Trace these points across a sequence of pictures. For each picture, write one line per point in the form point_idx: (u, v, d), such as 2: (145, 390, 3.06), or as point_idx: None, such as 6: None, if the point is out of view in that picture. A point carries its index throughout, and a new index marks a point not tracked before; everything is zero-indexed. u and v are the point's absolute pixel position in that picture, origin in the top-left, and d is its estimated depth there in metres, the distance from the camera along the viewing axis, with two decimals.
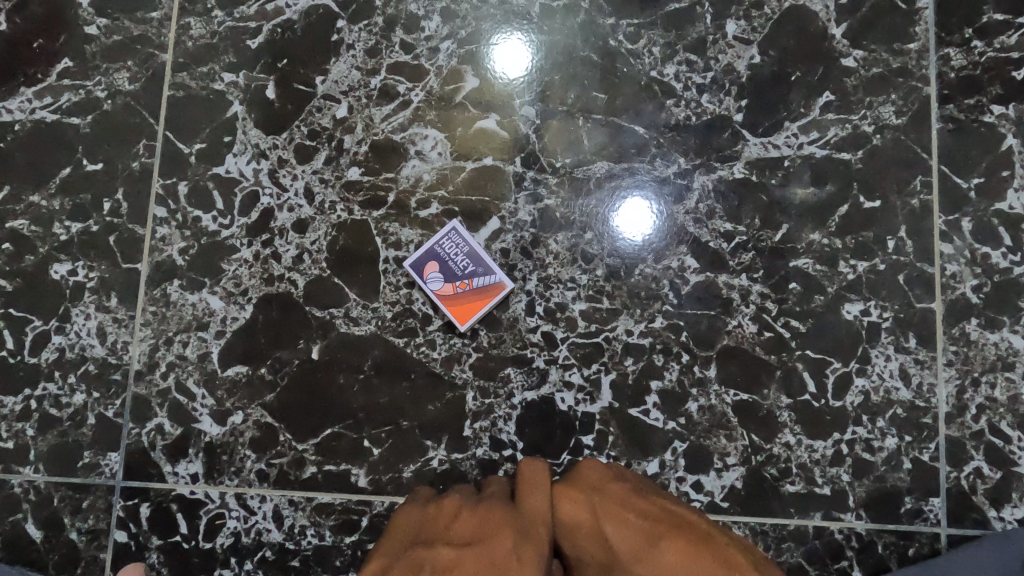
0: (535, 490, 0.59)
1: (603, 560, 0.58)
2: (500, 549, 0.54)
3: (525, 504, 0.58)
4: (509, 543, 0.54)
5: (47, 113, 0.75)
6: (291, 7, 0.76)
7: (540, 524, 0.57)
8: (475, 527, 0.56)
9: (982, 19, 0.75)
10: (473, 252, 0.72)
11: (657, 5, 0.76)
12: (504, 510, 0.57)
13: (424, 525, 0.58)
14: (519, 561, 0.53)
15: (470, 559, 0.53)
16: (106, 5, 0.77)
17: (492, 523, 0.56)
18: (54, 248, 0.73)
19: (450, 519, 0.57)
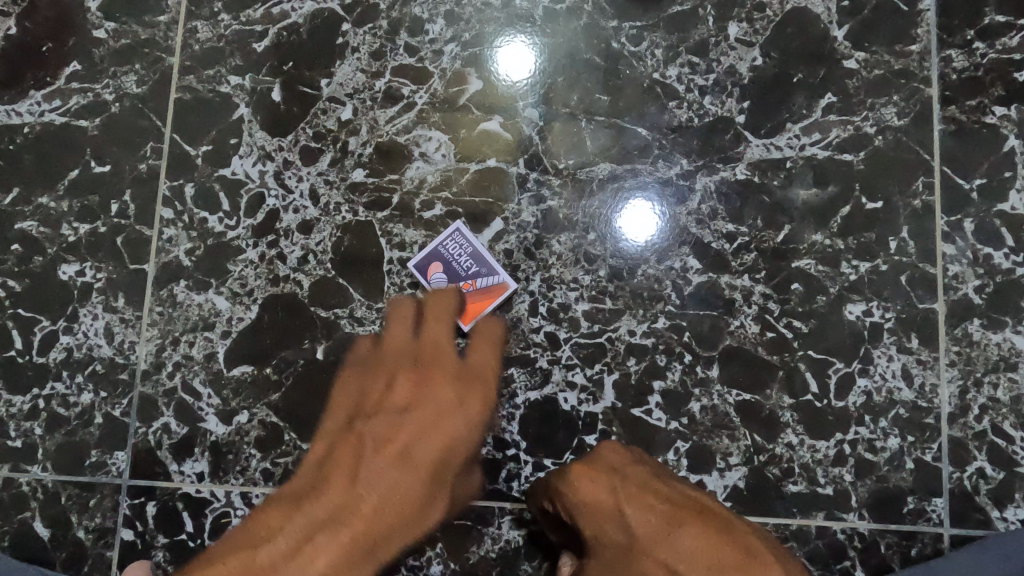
0: (484, 347, 0.68)
1: (622, 543, 0.57)
2: (442, 413, 0.63)
3: (470, 358, 0.67)
4: (450, 408, 0.63)
5: (56, 115, 0.76)
6: (297, 11, 0.77)
7: (481, 377, 0.66)
8: (413, 389, 0.64)
9: (984, 20, 0.75)
10: (477, 255, 0.73)
11: (660, 7, 0.76)
12: (448, 368, 0.66)
13: (370, 394, 0.66)
14: (458, 425, 0.63)
15: (410, 425, 0.62)
16: (114, 9, 0.78)
17: (430, 386, 0.64)
18: (62, 249, 0.74)
19: (391, 383, 0.65)
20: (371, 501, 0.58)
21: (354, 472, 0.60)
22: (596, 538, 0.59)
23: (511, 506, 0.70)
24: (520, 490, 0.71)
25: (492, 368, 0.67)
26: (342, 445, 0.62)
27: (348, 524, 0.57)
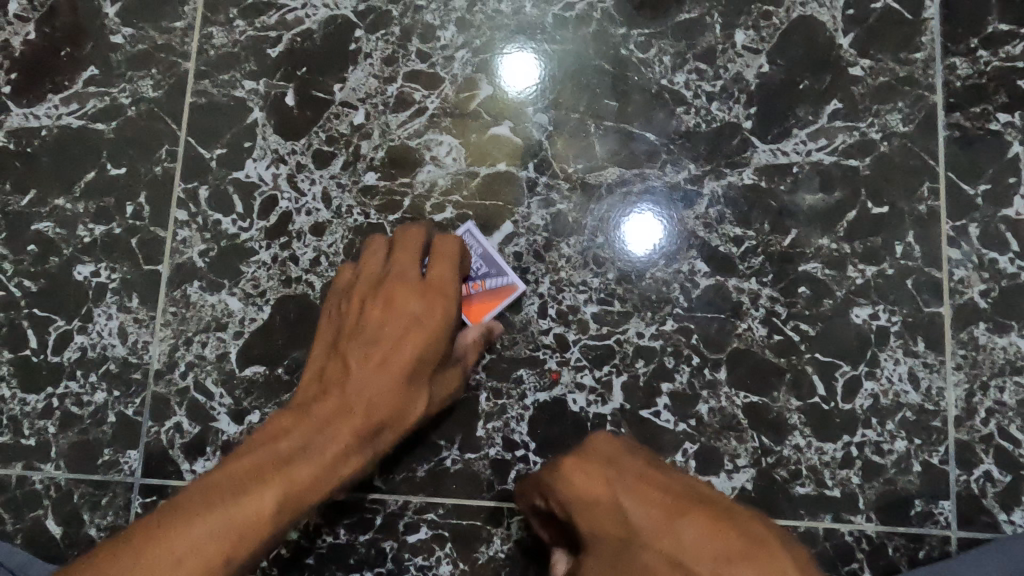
0: (440, 259, 0.69)
1: (622, 535, 0.55)
2: (412, 331, 0.67)
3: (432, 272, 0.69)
4: (417, 326, 0.67)
5: (73, 119, 0.77)
6: (311, 17, 0.78)
7: (446, 286, 0.69)
8: (382, 312, 0.68)
9: (988, 29, 0.76)
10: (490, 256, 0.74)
11: (668, 15, 0.78)
12: (409, 285, 0.69)
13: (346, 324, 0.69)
14: (428, 336, 0.67)
15: (386, 349, 0.66)
16: (131, 15, 0.79)
17: (398, 308, 0.68)
18: (78, 250, 0.75)
19: (363, 307, 0.69)
20: (361, 408, 0.64)
21: (340, 394, 0.65)
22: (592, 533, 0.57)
23: None
24: None
25: (451, 280, 0.69)
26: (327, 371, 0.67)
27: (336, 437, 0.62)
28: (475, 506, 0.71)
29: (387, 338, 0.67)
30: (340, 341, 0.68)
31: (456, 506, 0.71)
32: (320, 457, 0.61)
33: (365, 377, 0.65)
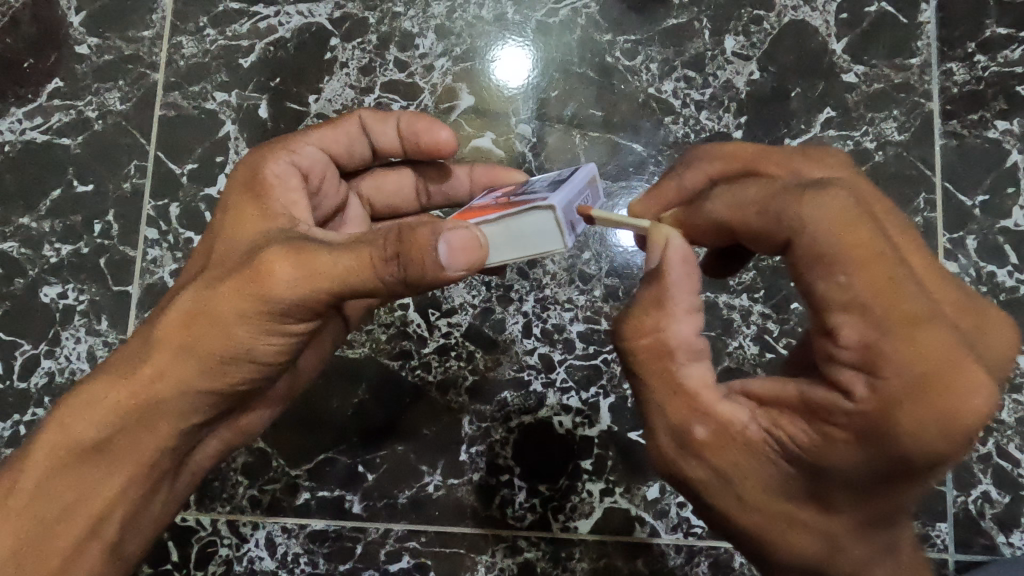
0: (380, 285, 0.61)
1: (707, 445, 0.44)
2: (203, 359, 0.51)
3: (264, 276, 0.48)
4: (206, 347, 0.50)
5: (37, 133, 0.74)
6: (284, 25, 0.76)
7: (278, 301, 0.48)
8: (183, 332, 0.51)
9: (986, 32, 0.73)
10: (563, 179, 0.50)
11: (654, 21, 0.75)
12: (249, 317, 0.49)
13: (213, 281, 0.51)
14: (195, 368, 0.51)
15: (165, 393, 0.52)
16: (98, 25, 0.76)
17: (197, 329, 0.50)
18: (44, 271, 0.72)
19: (185, 322, 0.51)
20: (128, 452, 0.53)
21: (119, 439, 0.52)
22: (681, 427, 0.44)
23: (506, 534, 0.69)
24: (515, 517, 0.69)
25: (285, 290, 0.48)
26: (118, 413, 0.52)
27: (105, 477, 0.53)
28: (458, 534, 0.69)
29: (151, 379, 0.52)
30: (148, 362, 0.52)
31: (440, 533, 0.69)
32: (103, 493, 0.53)
33: (108, 422, 0.52)
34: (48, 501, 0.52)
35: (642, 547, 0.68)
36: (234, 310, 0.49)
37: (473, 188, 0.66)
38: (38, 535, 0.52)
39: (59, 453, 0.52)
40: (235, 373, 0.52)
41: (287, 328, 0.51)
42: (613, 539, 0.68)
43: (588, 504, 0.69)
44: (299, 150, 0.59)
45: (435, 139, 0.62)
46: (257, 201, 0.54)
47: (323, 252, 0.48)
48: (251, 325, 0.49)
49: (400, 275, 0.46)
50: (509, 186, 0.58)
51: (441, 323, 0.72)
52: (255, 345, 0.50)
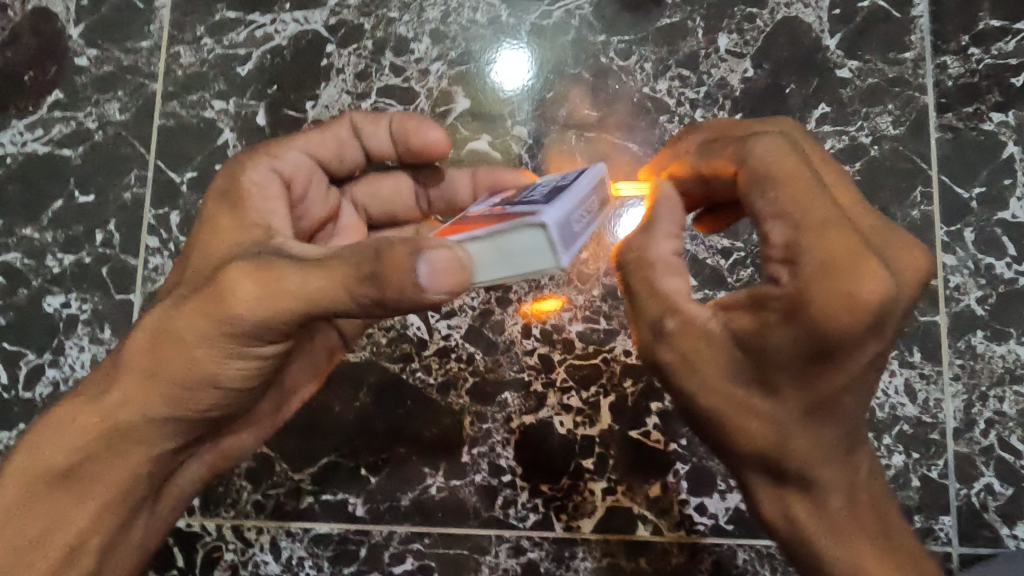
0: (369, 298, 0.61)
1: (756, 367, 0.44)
2: (177, 381, 0.52)
3: (232, 297, 0.49)
4: (178, 369, 0.51)
5: (38, 145, 0.75)
6: (280, 33, 0.76)
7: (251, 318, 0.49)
8: (154, 354, 0.51)
9: (979, 24, 0.74)
10: (565, 188, 0.49)
11: (648, 21, 0.76)
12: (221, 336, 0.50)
13: (182, 301, 0.51)
14: (167, 393, 0.52)
15: (138, 417, 0.52)
16: (96, 36, 0.77)
17: (168, 352, 0.51)
18: (48, 281, 0.73)
19: (155, 344, 0.52)
20: (101, 475, 0.53)
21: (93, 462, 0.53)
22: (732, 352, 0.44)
23: (509, 534, 0.69)
24: (517, 517, 0.69)
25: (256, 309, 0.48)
26: (89, 438, 0.52)
27: (79, 500, 0.53)
28: (462, 535, 0.69)
29: (124, 402, 0.52)
30: (119, 385, 0.52)
31: (443, 534, 0.69)
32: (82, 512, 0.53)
33: (81, 447, 0.52)
34: (29, 521, 0.52)
35: (645, 545, 0.68)
36: (204, 333, 0.50)
37: (470, 190, 0.67)
38: (21, 555, 0.52)
39: (38, 473, 0.52)
40: (206, 396, 0.53)
41: (258, 349, 0.52)
42: (616, 537, 0.68)
43: (590, 503, 0.69)
44: (284, 156, 0.61)
45: (424, 138, 0.64)
46: (232, 213, 0.55)
47: (291, 270, 0.48)
48: (221, 347, 0.50)
49: (376, 295, 0.45)
50: (508, 192, 0.57)
51: (441, 325, 0.72)
52: (225, 366, 0.52)
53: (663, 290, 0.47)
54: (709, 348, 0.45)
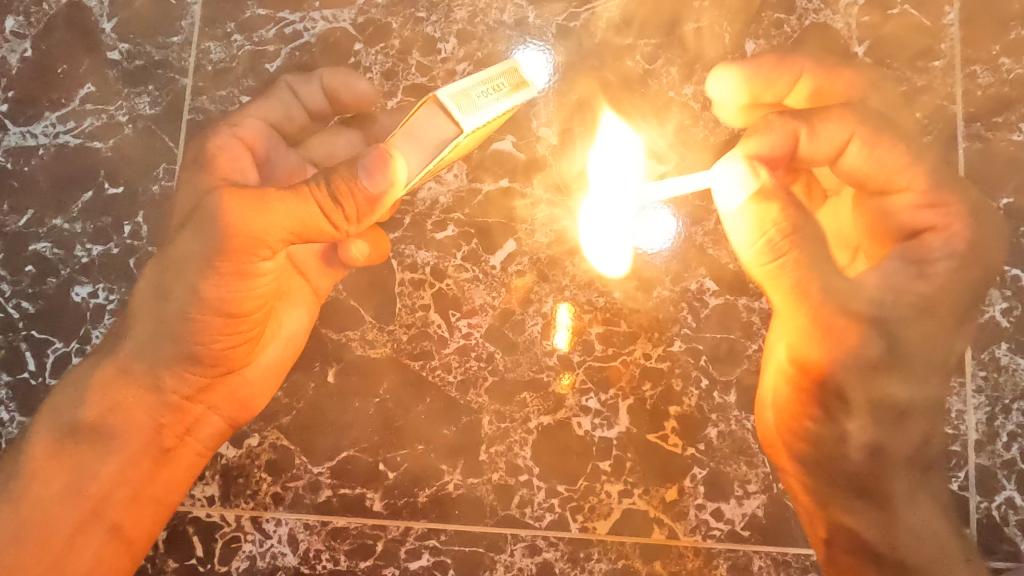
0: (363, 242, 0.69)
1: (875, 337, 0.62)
2: (171, 318, 0.60)
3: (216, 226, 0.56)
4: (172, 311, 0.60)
5: (70, 137, 0.76)
6: (309, 31, 0.77)
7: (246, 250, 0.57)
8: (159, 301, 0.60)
9: (1010, 34, 0.73)
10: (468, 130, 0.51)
11: (676, 24, 0.76)
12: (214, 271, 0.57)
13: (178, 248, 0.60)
14: (172, 329, 0.60)
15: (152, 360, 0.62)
16: (129, 31, 0.78)
17: (168, 293, 0.59)
18: (76, 271, 0.74)
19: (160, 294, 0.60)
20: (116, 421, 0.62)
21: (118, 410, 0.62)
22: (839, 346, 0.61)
23: (524, 533, 0.69)
24: (533, 517, 0.69)
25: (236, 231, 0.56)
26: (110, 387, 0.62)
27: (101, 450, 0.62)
28: (478, 533, 0.69)
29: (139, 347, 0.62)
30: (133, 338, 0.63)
31: (459, 532, 0.70)
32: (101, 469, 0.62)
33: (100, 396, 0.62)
34: (51, 479, 0.62)
35: (661, 549, 0.68)
36: (199, 261, 0.57)
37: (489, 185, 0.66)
38: (51, 515, 0.61)
39: (60, 433, 0.63)
40: (209, 323, 0.59)
41: (249, 268, 0.58)
42: (631, 540, 0.68)
43: (607, 505, 0.69)
44: (240, 122, 0.67)
45: (356, 90, 0.69)
46: (204, 174, 0.62)
47: (267, 193, 0.56)
48: (217, 272, 0.57)
49: (328, 200, 0.55)
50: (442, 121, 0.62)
51: (462, 324, 0.72)
52: (223, 292, 0.58)
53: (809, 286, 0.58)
54: (854, 344, 0.61)
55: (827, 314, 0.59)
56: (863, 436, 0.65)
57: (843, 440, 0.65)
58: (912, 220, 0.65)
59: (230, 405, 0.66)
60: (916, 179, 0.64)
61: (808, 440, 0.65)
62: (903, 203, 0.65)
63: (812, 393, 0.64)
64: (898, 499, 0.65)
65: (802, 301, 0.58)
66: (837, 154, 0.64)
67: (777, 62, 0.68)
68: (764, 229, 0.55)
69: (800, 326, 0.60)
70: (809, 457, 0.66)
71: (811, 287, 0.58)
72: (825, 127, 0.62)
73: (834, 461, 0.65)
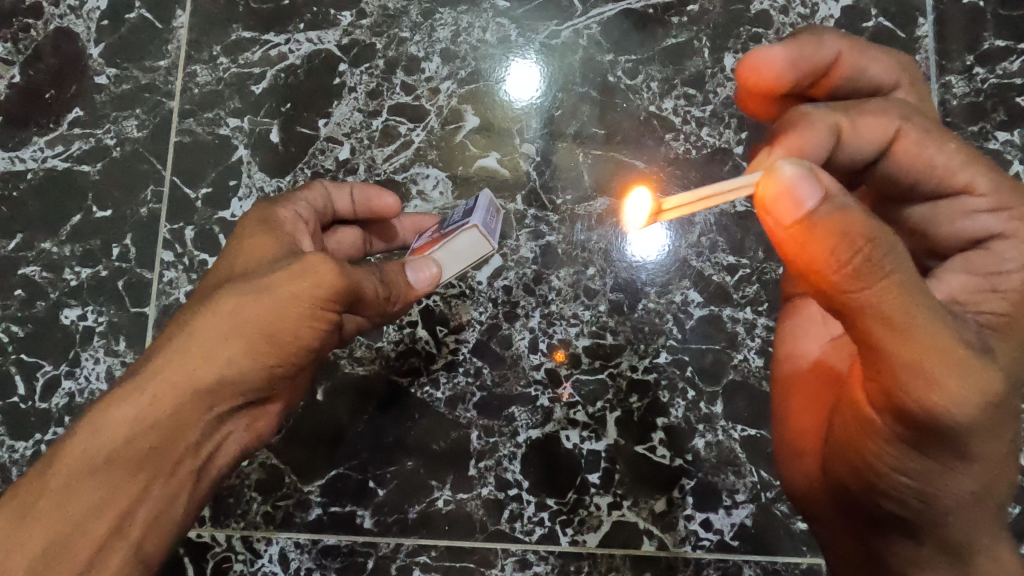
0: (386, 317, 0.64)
1: (990, 432, 0.48)
2: (233, 349, 0.55)
3: (290, 288, 0.54)
4: (234, 346, 0.55)
5: (58, 161, 0.77)
6: (294, 52, 0.78)
7: (302, 313, 0.54)
8: (230, 322, 0.55)
9: (983, 45, 0.75)
10: None
11: (655, 41, 0.77)
12: (278, 315, 0.54)
13: (250, 288, 0.55)
14: (226, 359, 0.55)
15: (185, 387, 0.54)
16: (116, 56, 0.79)
17: (226, 326, 0.55)
18: (65, 293, 0.74)
19: (220, 327, 0.55)
20: (149, 440, 0.54)
21: (152, 431, 0.54)
22: (951, 434, 0.47)
23: (515, 548, 0.69)
24: (523, 531, 0.70)
25: (320, 289, 0.54)
26: (146, 403, 0.54)
27: (124, 473, 0.54)
28: (468, 548, 0.70)
29: (180, 371, 0.54)
30: (171, 355, 0.54)
31: (449, 548, 0.70)
32: (126, 492, 0.54)
33: (134, 416, 0.54)
34: (76, 497, 0.53)
35: (651, 560, 0.68)
36: (289, 294, 0.54)
37: (463, 215, 0.65)
38: (69, 536, 0.53)
39: (91, 451, 0.53)
40: (277, 360, 0.56)
41: (322, 323, 0.56)
42: (621, 553, 0.69)
43: (597, 518, 0.69)
44: (300, 198, 0.66)
45: (383, 204, 0.69)
46: (271, 233, 0.60)
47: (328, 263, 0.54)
48: (301, 311, 0.54)
49: (384, 292, 0.59)
50: (442, 223, 0.67)
51: (449, 339, 0.73)
52: (298, 330, 0.55)
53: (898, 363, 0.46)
54: (965, 439, 0.48)
55: (941, 359, 0.45)
56: (965, 505, 0.51)
57: (938, 509, 0.51)
58: (970, 228, 0.56)
59: (250, 431, 0.60)
60: (979, 177, 0.56)
61: (886, 511, 0.53)
62: (959, 207, 0.56)
63: (892, 465, 0.50)
64: (985, 559, 0.53)
65: (906, 344, 0.45)
66: (893, 142, 0.57)
67: (818, 45, 0.61)
68: (853, 245, 0.45)
69: (900, 379, 0.46)
70: (873, 520, 0.54)
71: (909, 333, 0.45)
72: (871, 125, 0.57)
73: (908, 531, 0.53)
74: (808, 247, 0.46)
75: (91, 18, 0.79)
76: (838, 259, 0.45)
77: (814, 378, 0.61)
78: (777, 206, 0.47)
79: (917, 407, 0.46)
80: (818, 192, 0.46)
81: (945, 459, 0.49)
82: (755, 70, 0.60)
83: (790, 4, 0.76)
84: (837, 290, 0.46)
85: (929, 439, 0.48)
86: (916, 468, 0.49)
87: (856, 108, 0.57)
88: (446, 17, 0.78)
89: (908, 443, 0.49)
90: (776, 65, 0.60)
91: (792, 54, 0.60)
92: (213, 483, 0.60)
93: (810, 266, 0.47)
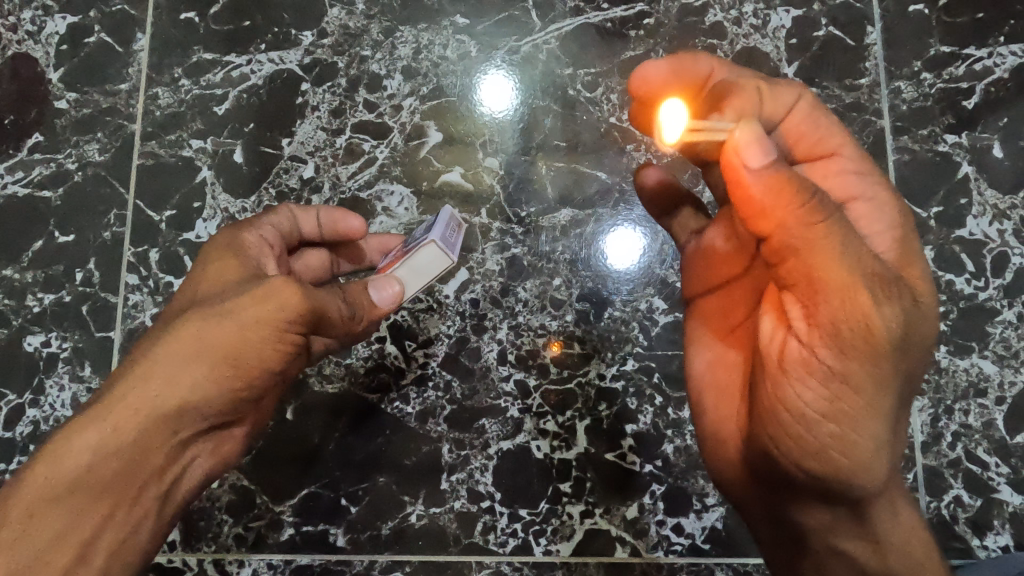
0: (355, 337, 0.64)
1: (906, 370, 0.48)
2: (194, 373, 0.54)
3: (254, 311, 0.54)
4: (196, 369, 0.54)
5: (18, 187, 0.76)
6: (256, 73, 0.78)
7: (265, 336, 0.54)
8: (192, 347, 0.54)
9: (930, 51, 0.77)
10: None
11: (613, 54, 0.78)
12: (242, 338, 0.54)
13: (213, 312, 0.55)
14: (187, 384, 0.54)
15: (145, 411, 0.54)
16: (76, 80, 0.79)
17: (189, 350, 0.54)
18: (28, 320, 0.74)
19: (183, 353, 0.54)
20: (110, 467, 0.54)
21: (113, 457, 0.54)
22: (872, 369, 0.46)
23: (489, 560, 0.70)
24: (497, 543, 0.70)
25: (285, 311, 0.54)
26: (106, 429, 0.53)
27: (86, 500, 0.53)
28: (442, 562, 0.70)
29: (141, 396, 0.54)
30: (132, 380, 0.54)
31: (424, 563, 0.70)
32: (91, 520, 0.53)
33: (94, 442, 0.53)
34: (39, 527, 0.52)
35: (624, 567, 0.69)
36: (253, 318, 0.54)
37: (425, 230, 0.65)
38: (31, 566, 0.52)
39: (53, 479, 0.52)
40: (241, 383, 0.56)
41: (286, 345, 0.56)
42: (595, 560, 0.69)
43: (569, 526, 0.70)
44: (259, 224, 0.65)
45: (348, 227, 0.69)
46: (237, 258, 0.60)
47: (290, 284, 0.55)
48: (266, 335, 0.55)
49: (351, 312, 0.60)
50: (405, 242, 0.68)
51: (418, 354, 0.73)
52: (262, 354, 0.55)
53: (821, 289, 0.46)
54: (887, 374, 0.46)
55: (868, 284, 0.45)
56: (882, 454, 0.49)
57: (858, 459, 0.49)
58: (841, 188, 0.57)
59: (215, 454, 0.60)
60: (849, 144, 0.58)
61: (807, 468, 0.50)
62: (832, 168, 0.58)
63: (818, 409, 0.48)
64: (883, 513, 0.54)
65: (824, 266, 0.46)
66: (784, 117, 0.60)
67: (697, 56, 0.62)
68: (808, 189, 0.47)
69: (832, 305, 0.46)
70: (792, 479, 0.53)
71: (839, 255, 0.46)
72: (772, 95, 0.59)
73: (826, 488, 0.51)
74: (776, 186, 0.47)
75: (49, 43, 0.79)
76: (797, 198, 0.46)
77: (721, 363, 0.60)
78: (749, 152, 0.48)
79: (837, 329, 0.46)
80: (774, 153, 0.49)
81: (870, 398, 0.47)
82: (642, 83, 0.62)
83: (743, 15, 0.78)
84: (788, 223, 0.47)
85: (857, 372, 0.46)
86: (843, 412, 0.47)
87: (757, 84, 0.60)
88: (406, 35, 0.79)
89: (830, 379, 0.47)
90: (659, 77, 0.62)
91: (675, 63, 0.62)
92: (179, 508, 0.59)
93: (765, 212, 0.48)
